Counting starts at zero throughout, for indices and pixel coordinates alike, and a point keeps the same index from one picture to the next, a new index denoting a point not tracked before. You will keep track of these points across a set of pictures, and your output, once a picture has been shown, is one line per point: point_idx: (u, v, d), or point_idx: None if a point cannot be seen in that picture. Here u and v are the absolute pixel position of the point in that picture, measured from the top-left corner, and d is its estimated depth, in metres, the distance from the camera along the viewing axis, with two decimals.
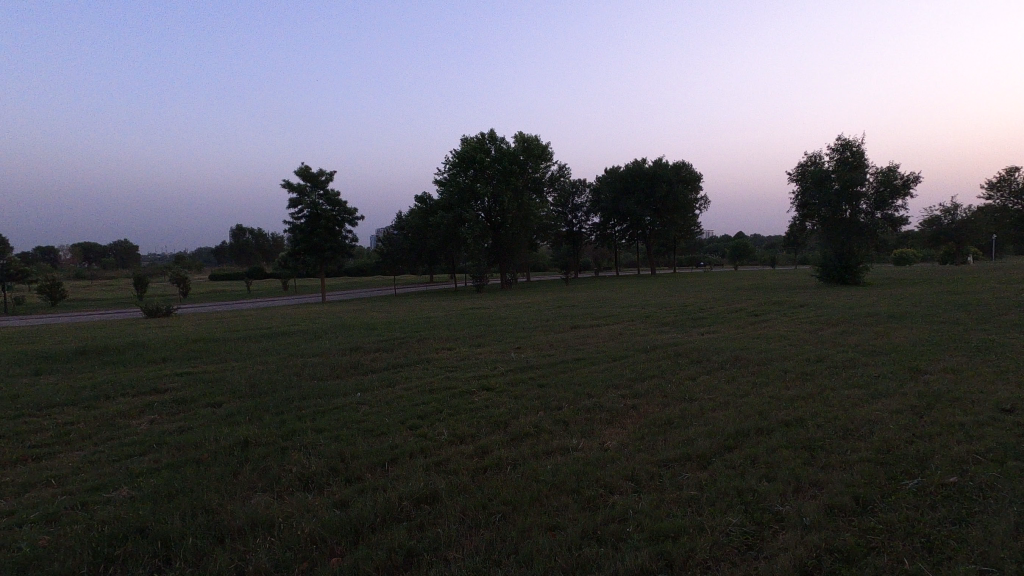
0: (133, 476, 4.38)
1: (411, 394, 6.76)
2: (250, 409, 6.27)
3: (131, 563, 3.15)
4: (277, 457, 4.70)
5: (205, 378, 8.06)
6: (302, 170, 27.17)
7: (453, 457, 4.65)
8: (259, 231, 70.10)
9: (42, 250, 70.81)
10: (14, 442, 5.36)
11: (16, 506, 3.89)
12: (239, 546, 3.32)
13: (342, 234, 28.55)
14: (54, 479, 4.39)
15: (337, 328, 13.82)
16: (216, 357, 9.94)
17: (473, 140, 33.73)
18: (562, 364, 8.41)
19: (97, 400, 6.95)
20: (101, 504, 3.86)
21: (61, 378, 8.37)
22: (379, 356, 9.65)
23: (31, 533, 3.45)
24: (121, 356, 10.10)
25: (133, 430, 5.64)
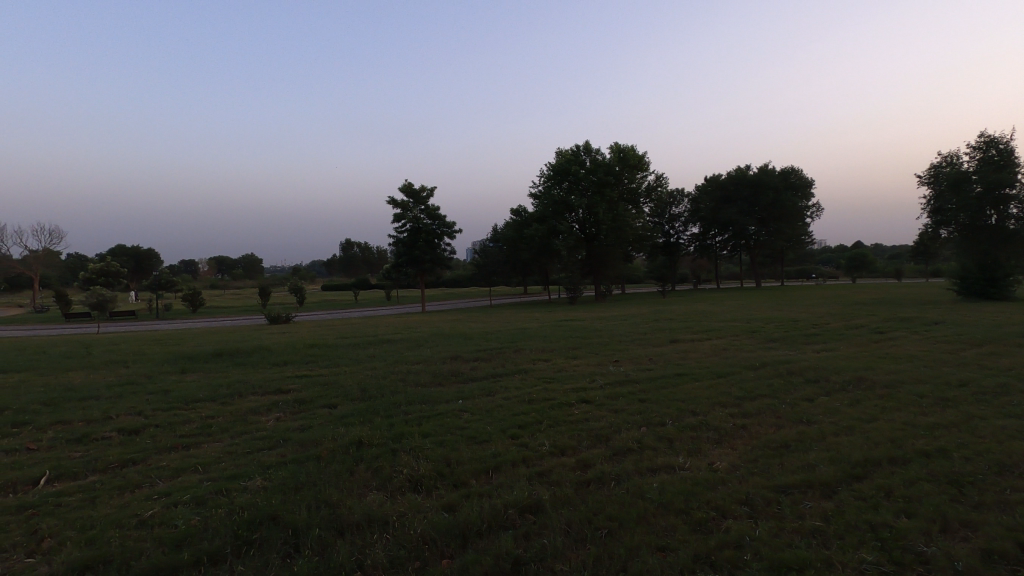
0: (264, 467, 4.82)
1: (510, 403, 6.86)
2: (361, 411, 6.68)
3: (265, 548, 3.44)
4: (387, 458, 4.95)
5: (320, 381, 8.71)
6: (405, 187, 28.67)
7: (555, 468, 4.64)
8: (366, 245, 75.04)
9: (186, 264, 81.23)
10: (167, 431, 6.10)
11: (171, 487, 4.41)
12: (358, 539, 3.53)
13: (441, 247, 29.72)
14: (200, 466, 4.94)
15: (437, 337, 14.39)
16: (329, 361, 10.71)
17: (568, 152, 33.89)
18: (663, 379, 8.14)
19: (232, 397, 7.74)
20: (238, 491, 4.29)
21: (203, 377, 9.42)
22: (477, 364, 9.91)
23: (183, 513, 3.89)
24: (250, 358, 11.18)
25: (262, 426, 6.22)
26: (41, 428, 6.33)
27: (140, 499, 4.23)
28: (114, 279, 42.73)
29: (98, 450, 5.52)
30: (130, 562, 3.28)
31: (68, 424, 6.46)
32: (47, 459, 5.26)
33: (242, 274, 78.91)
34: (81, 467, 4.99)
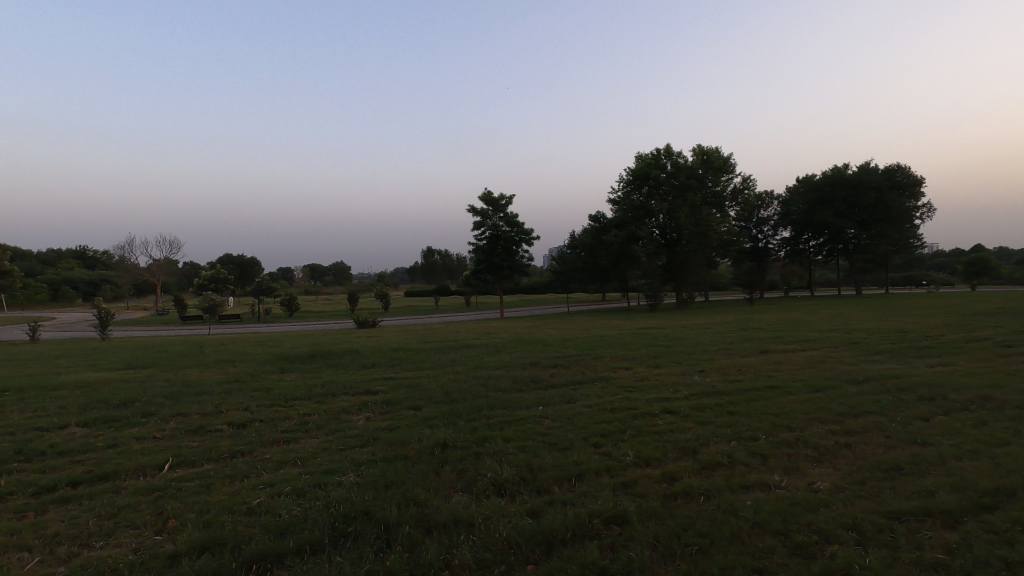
0: (357, 464, 5.06)
1: (591, 411, 6.78)
2: (445, 414, 6.86)
3: (359, 541, 3.61)
4: (472, 461, 5.04)
5: (405, 383, 9.05)
6: (485, 195, 29.25)
7: (640, 479, 4.52)
8: (447, 252, 77.69)
9: (284, 272, 87.77)
10: (269, 426, 6.57)
11: (273, 479, 4.74)
12: (445, 539, 3.61)
13: (519, 254, 30.02)
14: (299, 460, 5.28)
15: (516, 343, 14.52)
16: (412, 365, 11.10)
17: (648, 156, 33.21)
18: (754, 391, 7.71)
19: (325, 396, 8.21)
20: (333, 486, 4.53)
21: (300, 376, 10.10)
22: (557, 371, 9.88)
23: (285, 503, 4.16)
24: (340, 360, 11.82)
25: (353, 425, 6.55)
26: (165, 419, 7.03)
27: (247, 488, 4.57)
28: (222, 286, 46.83)
29: (211, 440, 6.06)
30: (241, 545, 3.55)
31: (186, 416, 7.13)
32: (168, 446, 5.83)
33: (333, 281, 83.77)
34: (197, 456, 5.48)
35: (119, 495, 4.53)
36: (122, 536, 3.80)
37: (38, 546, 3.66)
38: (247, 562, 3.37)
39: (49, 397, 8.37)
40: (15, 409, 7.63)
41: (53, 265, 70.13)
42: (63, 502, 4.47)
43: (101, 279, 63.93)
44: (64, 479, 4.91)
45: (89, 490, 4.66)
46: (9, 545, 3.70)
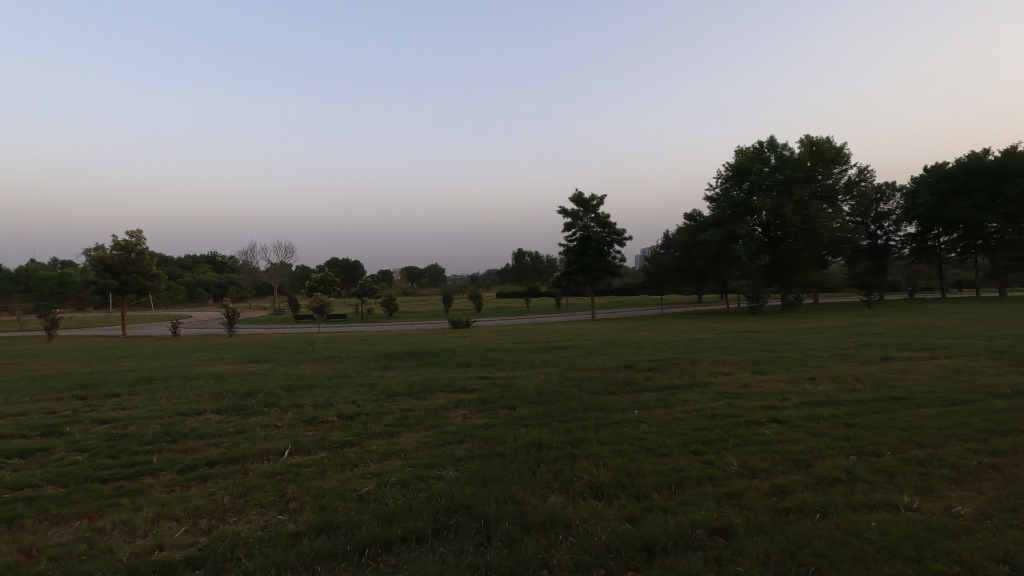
0: (455, 459, 5.24)
1: (690, 417, 6.51)
2: (539, 414, 6.91)
3: (460, 533, 3.72)
4: (568, 462, 5.03)
5: (499, 382, 9.21)
6: (576, 196, 29.11)
7: (746, 490, 4.27)
8: (537, 253, 78.29)
9: (384, 274, 92.88)
10: (374, 420, 6.97)
11: (379, 469, 5.01)
12: (543, 539, 3.63)
13: (611, 255, 29.55)
14: (402, 453, 5.54)
15: (610, 344, 14.30)
16: (506, 365, 11.28)
17: (749, 150, 31.46)
18: (875, 402, 7.02)
19: (424, 393, 8.57)
20: (434, 479, 4.71)
21: (401, 373, 10.60)
22: (652, 375, 9.60)
23: (392, 493, 4.40)
24: (436, 359, 12.28)
25: (450, 422, 6.76)
26: (284, 409, 7.68)
27: (356, 476, 4.88)
28: (330, 287, 50.34)
29: (324, 431, 6.52)
30: (353, 530, 3.79)
31: (302, 407, 7.74)
32: (287, 434, 6.36)
33: (428, 283, 87.28)
34: (312, 444, 5.93)
35: (248, 476, 5.01)
36: (251, 513, 4.19)
37: (184, 518, 4.13)
38: (359, 545, 3.60)
39: (190, 386, 9.44)
40: (162, 396, 8.68)
41: (190, 269, 79.14)
42: (204, 479, 5.03)
43: (229, 281, 71.26)
44: (203, 459, 5.51)
45: (223, 470, 5.19)
46: (162, 514, 4.22)
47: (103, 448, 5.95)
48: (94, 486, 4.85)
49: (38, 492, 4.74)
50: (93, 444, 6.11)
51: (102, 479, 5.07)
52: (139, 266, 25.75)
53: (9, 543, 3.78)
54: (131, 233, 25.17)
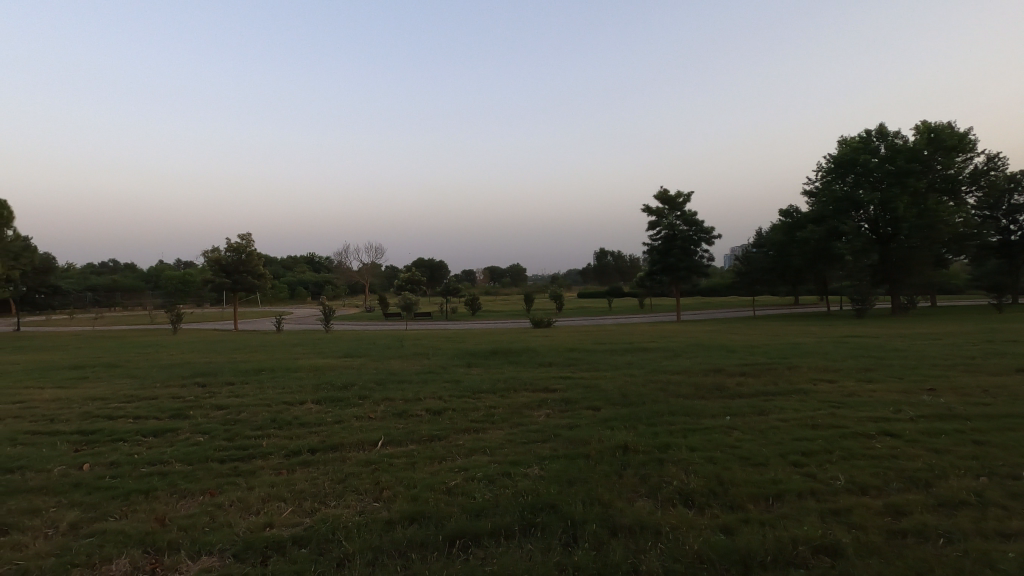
0: (541, 458, 5.25)
1: (789, 426, 6.11)
2: (624, 416, 6.77)
3: (547, 532, 3.73)
4: (655, 467, 4.89)
5: (582, 383, 9.14)
6: (661, 194, 28.29)
7: (855, 508, 3.94)
8: (619, 253, 77.25)
9: (468, 274, 95.44)
10: (460, 415, 7.15)
11: (465, 464, 5.13)
12: (631, 543, 3.56)
13: (698, 254, 28.42)
14: (487, 449, 5.64)
15: (697, 347, 13.78)
16: (588, 365, 11.18)
17: (855, 140, 29.05)
18: (1010, 418, 6.22)
19: (508, 391, 8.68)
20: (520, 476, 4.75)
21: (485, 371, 10.81)
22: (744, 380, 9.11)
23: (479, 488, 4.49)
24: (519, 358, 12.41)
25: (534, 421, 6.80)
26: (377, 402, 8.08)
27: (445, 469, 5.02)
28: (416, 287, 52.33)
29: (413, 424, 6.77)
30: (443, 521, 3.91)
31: (392, 401, 8.10)
32: (380, 426, 6.68)
33: (510, 283, 88.19)
34: (403, 437, 6.18)
35: (346, 464, 5.32)
36: (349, 499, 4.44)
37: (291, 499, 4.46)
38: (449, 537, 3.70)
39: (292, 377, 10.17)
40: (269, 386, 9.42)
41: (292, 269, 85.33)
42: (307, 464, 5.40)
43: (325, 280, 76.00)
44: (306, 446, 5.92)
45: (323, 457, 5.55)
46: (270, 494, 4.58)
47: (220, 431, 6.56)
48: (214, 465, 5.36)
49: (168, 468, 5.30)
50: (212, 427, 6.75)
51: (220, 459, 5.58)
52: (249, 267, 28.07)
53: (147, 512, 4.27)
54: (241, 237, 27.47)
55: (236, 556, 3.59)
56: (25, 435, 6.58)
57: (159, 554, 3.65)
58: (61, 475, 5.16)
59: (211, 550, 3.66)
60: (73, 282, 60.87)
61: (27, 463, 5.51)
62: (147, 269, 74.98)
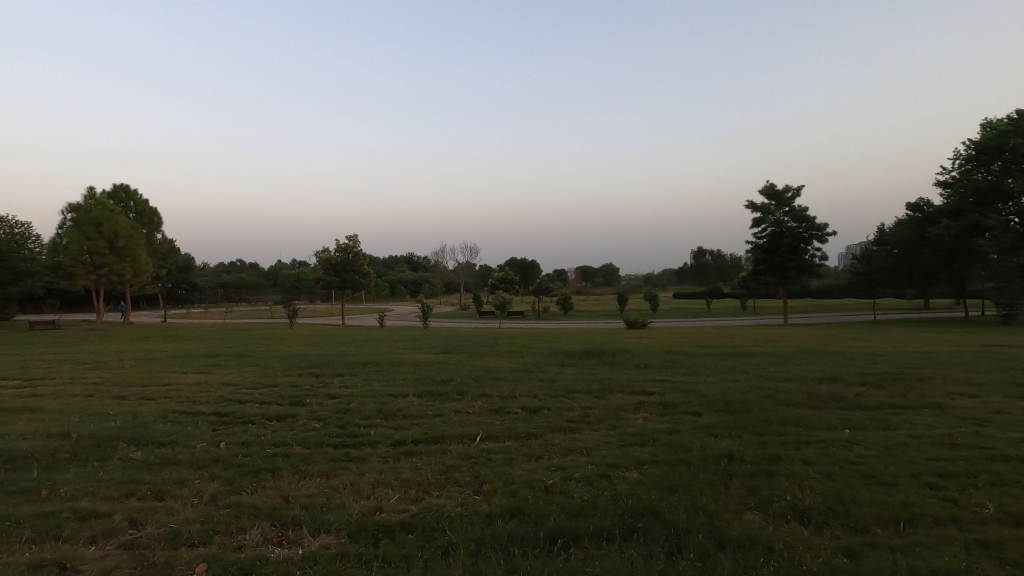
0: (639, 462, 5.12)
1: (922, 445, 5.49)
2: (728, 424, 6.43)
3: (649, 539, 3.64)
4: (765, 479, 4.59)
5: (681, 387, 8.79)
6: (767, 188, 26.61)
7: (1008, 542, 3.46)
8: (719, 252, 73.82)
9: (559, 274, 95.62)
10: (556, 415, 7.16)
11: (562, 464, 5.13)
12: (741, 558, 3.37)
13: (809, 253, 26.39)
14: (583, 450, 5.60)
15: (809, 353, 12.79)
16: (687, 369, 10.76)
17: (1001, 123, 25.55)
18: None
19: (603, 393, 8.56)
20: (618, 479, 4.67)
21: (579, 371, 10.74)
22: (865, 391, 8.31)
23: (578, 488, 4.47)
24: (613, 358, 12.19)
25: (631, 424, 6.64)
26: (474, 398, 8.30)
27: (542, 468, 5.06)
28: (509, 286, 53.19)
29: (510, 421, 6.88)
30: (542, 519, 3.94)
31: (489, 397, 8.28)
32: (478, 421, 6.86)
33: (602, 282, 87.02)
34: (500, 433, 6.31)
35: (447, 456, 5.52)
36: (450, 490, 4.61)
37: (398, 487, 4.71)
38: (550, 535, 3.72)
39: (395, 371, 10.71)
40: (375, 379, 10.00)
41: (393, 268, 89.98)
42: (412, 454, 5.68)
43: (422, 279, 79.38)
44: (409, 437, 6.21)
45: (426, 449, 5.80)
46: (379, 481, 4.85)
47: (333, 419, 7.07)
48: (328, 450, 5.78)
49: (289, 451, 5.80)
50: (326, 415, 7.29)
51: (333, 445, 6.02)
52: (355, 265, 29.95)
53: (274, 490, 4.70)
54: (349, 238, 29.45)
55: (351, 536, 3.85)
56: (173, 414, 7.49)
57: (285, 528, 4.00)
58: (203, 451, 5.82)
59: (329, 528, 3.95)
60: (208, 279, 68.33)
61: (176, 438, 6.26)
62: (268, 268, 82.46)
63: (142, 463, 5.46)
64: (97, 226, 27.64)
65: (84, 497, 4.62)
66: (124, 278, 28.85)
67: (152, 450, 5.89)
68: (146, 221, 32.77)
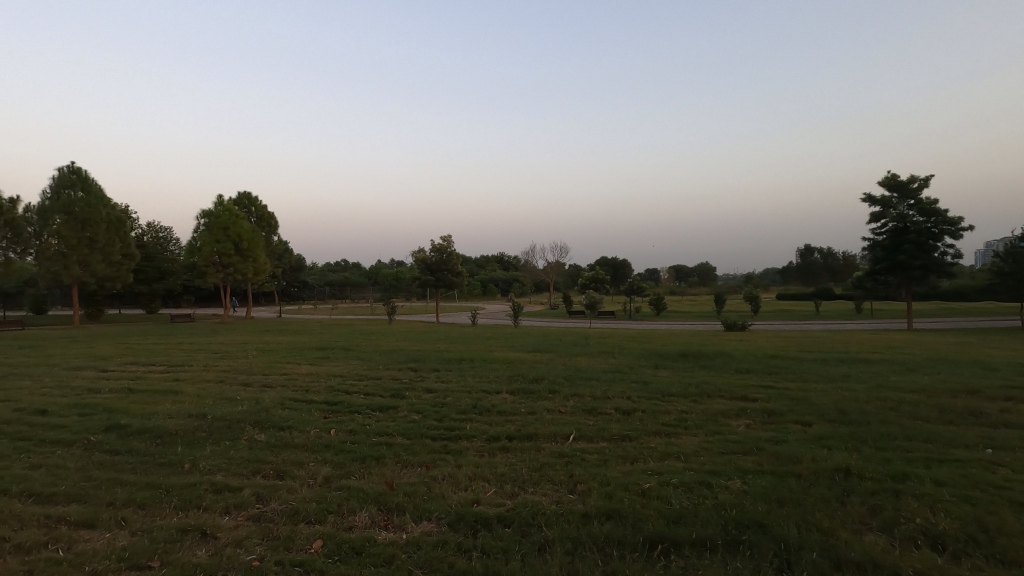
0: (743, 472, 4.87)
1: None
2: (844, 436, 5.93)
3: (756, 552, 3.45)
4: (889, 498, 4.19)
5: (788, 394, 8.22)
6: (888, 179, 24.22)
7: None
8: (829, 250, 68.17)
9: (651, 273, 93.03)
10: (651, 417, 6.98)
11: (659, 468, 5.00)
12: None
13: (939, 251, 23.68)
14: (682, 456, 5.41)
15: (939, 362, 11.45)
16: (794, 375, 10.04)
17: None
18: None
19: (701, 397, 8.20)
20: (720, 488, 4.46)
21: (674, 374, 10.38)
22: (1011, 406, 7.32)
23: (677, 494, 4.33)
24: (712, 362, 11.65)
25: (732, 430, 6.33)
26: (567, 397, 8.30)
27: (638, 471, 4.96)
28: (600, 285, 52.51)
29: (603, 422, 6.80)
30: (639, 523, 3.87)
31: (582, 397, 8.24)
32: (571, 421, 6.85)
33: (697, 282, 83.43)
34: (593, 433, 6.26)
35: (541, 454, 5.56)
36: (545, 487, 4.64)
37: (494, 481, 4.82)
38: (649, 540, 3.65)
39: (488, 368, 10.96)
40: (470, 375, 10.28)
41: (484, 267, 91.99)
42: (506, 450, 5.79)
43: (513, 279, 80.50)
44: (503, 433, 6.34)
45: (520, 445, 5.88)
46: (475, 474, 5.00)
47: (431, 412, 7.37)
48: (427, 442, 6.04)
49: (392, 440, 6.13)
50: (424, 407, 7.62)
51: (432, 437, 6.28)
52: (450, 265, 30.98)
53: (379, 476, 4.99)
54: (444, 238, 30.53)
55: (450, 525, 4.00)
56: (290, 401, 8.18)
57: (390, 513, 4.23)
58: (316, 436, 6.30)
59: (430, 517, 4.13)
60: (317, 278, 73.81)
61: (293, 424, 6.84)
62: (369, 267, 87.43)
63: (265, 444, 6.02)
64: (224, 230, 30.75)
65: (219, 472, 5.18)
66: (247, 278, 31.85)
67: (273, 433, 6.47)
68: (264, 225, 35.93)
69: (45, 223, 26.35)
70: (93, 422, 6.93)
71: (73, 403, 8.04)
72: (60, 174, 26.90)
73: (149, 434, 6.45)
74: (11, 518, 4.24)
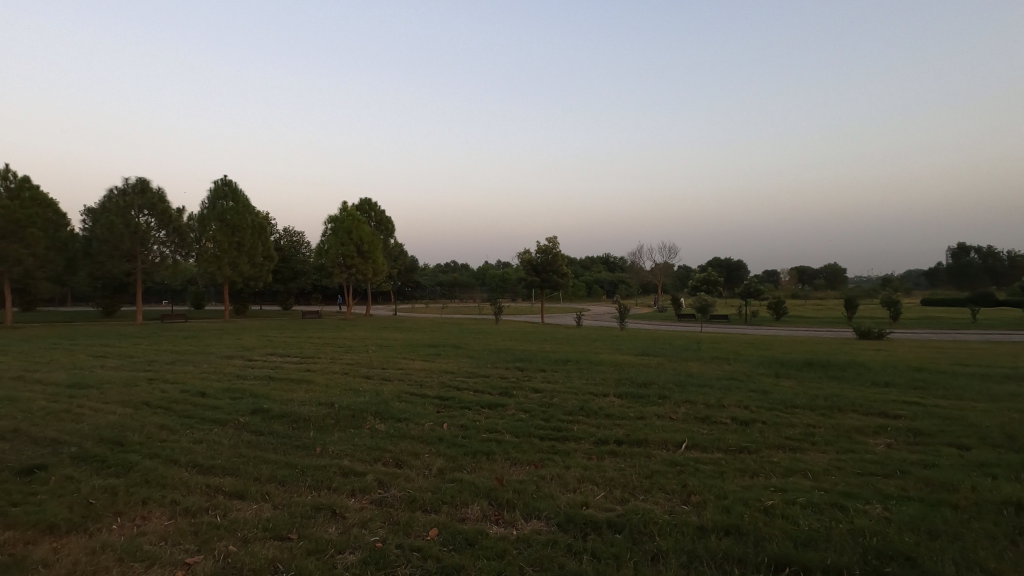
0: (883, 496, 4.37)
1: None
2: (1013, 465, 5.11)
3: None
4: None
5: (938, 413, 7.24)
6: None
7: None
8: (989, 249, 59.29)
9: (770, 275, 86.76)
10: (773, 430, 6.49)
11: (783, 485, 4.63)
12: None
13: None
14: (809, 473, 4.97)
15: None
16: (946, 391, 8.85)
17: None
18: None
19: (831, 411, 7.48)
20: (857, 512, 4.04)
21: (799, 384, 9.58)
22: None
23: (805, 515, 3.99)
24: (843, 373, 10.60)
25: (869, 449, 5.71)
26: (678, 403, 7.97)
27: (759, 486, 4.63)
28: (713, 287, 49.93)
29: (718, 431, 6.44)
30: (762, 541, 3.62)
31: (694, 404, 7.88)
32: (682, 428, 6.56)
33: (824, 284, 76.39)
34: (708, 443, 5.95)
35: (651, 461, 5.40)
36: (657, 496, 4.48)
37: (602, 485, 4.75)
38: (774, 560, 3.40)
39: (595, 370, 10.82)
40: (577, 376, 10.22)
41: (590, 268, 91.28)
42: (615, 454, 5.69)
43: (619, 280, 79.02)
44: (612, 436, 6.23)
45: (629, 451, 5.74)
46: (584, 476, 4.96)
47: (539, 412, 7.44)
48: (535, 441, 6.11)
49: (501, 437, 6.28)
50: (531, 406, 7.71)
51: (539, 436, 6.33)
52: (555, 266, 31.12)
53: (490, 471, 5.13)
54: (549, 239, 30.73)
55: (560, 525, 4.01)
56: (406, 394, 8.68)
57: (501, 508, 4.33)
58: (430, 429, 6.62)
59: (540, 515, 4.17)
60: (430, 279, 77.55)
61: (410, 416, 7.24)
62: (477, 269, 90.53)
63: (385, 434, 6.43)
64: (348, 233, 33.38)
65: (346, 456, 5.63)
66: (367, 278, 34.22)
67: (392, 424, 6.89)
68: (383, 229, 38.41)
69: (204, 229, 30.37)
70: (241, 405, 7.84)
71: (226, 388, 9.15)
72: (217, 187, 30.85)
73: (286, 419, 7.16)
74: (181, 484, 4.91)
